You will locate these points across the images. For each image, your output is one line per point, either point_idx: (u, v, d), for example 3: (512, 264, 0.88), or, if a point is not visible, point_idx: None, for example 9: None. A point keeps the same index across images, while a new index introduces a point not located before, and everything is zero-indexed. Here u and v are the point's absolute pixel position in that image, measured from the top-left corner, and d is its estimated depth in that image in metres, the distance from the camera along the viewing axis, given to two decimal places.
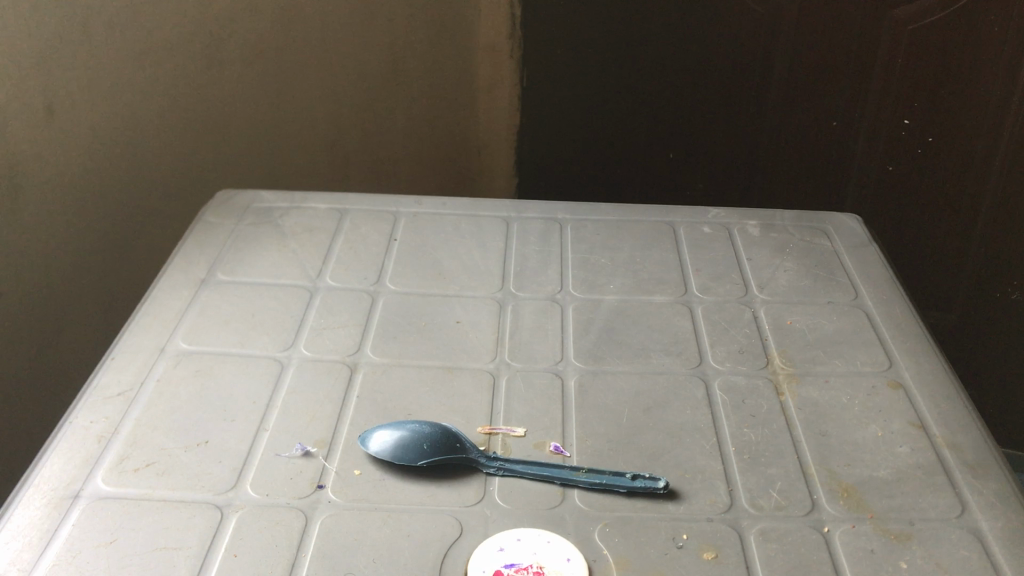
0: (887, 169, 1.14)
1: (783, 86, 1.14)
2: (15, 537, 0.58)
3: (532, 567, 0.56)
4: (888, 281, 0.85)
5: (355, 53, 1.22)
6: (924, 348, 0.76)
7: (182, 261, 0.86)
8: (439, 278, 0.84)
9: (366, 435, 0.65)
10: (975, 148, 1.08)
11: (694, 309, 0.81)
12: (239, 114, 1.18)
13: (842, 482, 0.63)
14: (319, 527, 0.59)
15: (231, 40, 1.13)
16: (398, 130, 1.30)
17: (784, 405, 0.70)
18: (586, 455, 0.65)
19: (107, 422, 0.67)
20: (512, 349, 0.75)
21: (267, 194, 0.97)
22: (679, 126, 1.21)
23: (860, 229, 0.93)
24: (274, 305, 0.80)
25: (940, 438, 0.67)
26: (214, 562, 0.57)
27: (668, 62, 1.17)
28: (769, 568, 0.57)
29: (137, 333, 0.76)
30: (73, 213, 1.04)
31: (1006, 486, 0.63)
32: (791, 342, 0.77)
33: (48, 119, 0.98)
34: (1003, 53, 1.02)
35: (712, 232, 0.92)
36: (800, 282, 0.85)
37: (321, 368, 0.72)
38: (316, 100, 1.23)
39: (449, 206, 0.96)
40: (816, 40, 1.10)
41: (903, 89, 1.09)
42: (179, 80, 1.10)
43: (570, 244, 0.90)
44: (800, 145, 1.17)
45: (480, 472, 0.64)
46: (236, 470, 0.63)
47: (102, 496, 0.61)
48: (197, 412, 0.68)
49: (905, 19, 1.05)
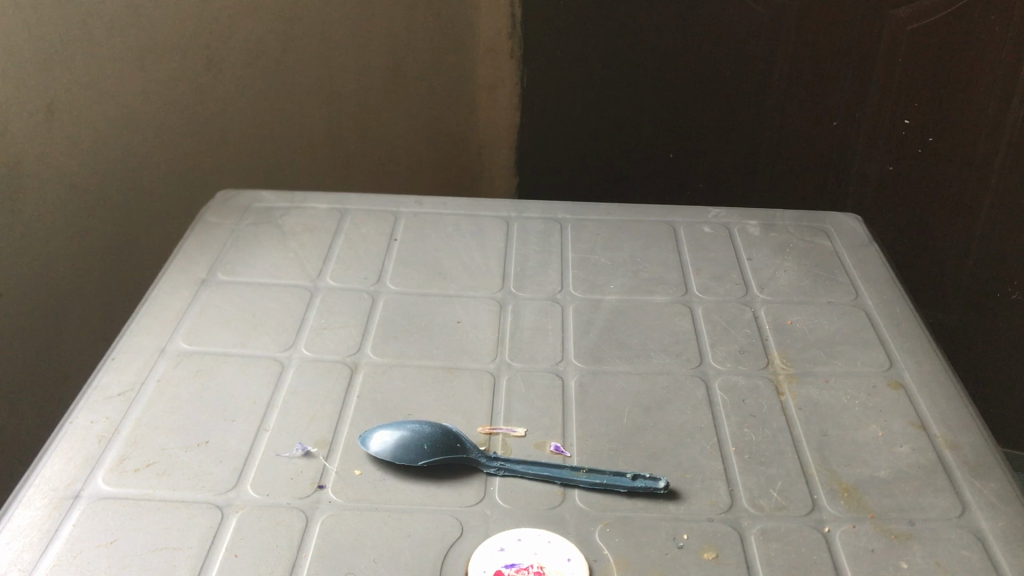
0: (887, 169, 1.14)
1: (783, 85, 1.14)
2: (15, 537, 0.58)
3: (533, 567, 0.56)
4: (888, 281, 0.85)
5: (355, 53, 1.22)
6: (924, 348, 0.76)
7: (182, 261, 0.86)
8: (440, 278, 0.84)
9: (366, 435, 0.65)
10: (975, 148, 1.08)
11: (694, 309, 0.81)
12: (239, 114, 1.18)
13: (843, 482, 0.63)
14: (319, 527, 0.59)
15: (230, 41, 1.13)
16: (398, 130, 1.30)
17: (785, 405, 0.70)
18: (586, 455, 0.65)
19: (107, 422, 0.67)
20: (513, 349, 0.75)
21: (267, 194, 0.97)
22: (679, 126, 1.21)
23: (860, 229, 0.93)
24: (274, 305, 0.80)
25: (940, 438, 0.67)
26: (214, 562, 0.57)
27: (668, 61, 1.16)
28: (769, 568, 0.57)
29: (138, 333, 0.76)
30: (73, 213, 1.04)
31: (1006, 486, 0.63)
32: (791, 342, 0.77)
33: (49, 120, 0.99)
34: (1004, 53, 1.02)
35: (712, 232, 0.92)
36: (800, 282, 0.85)
37: (321, 368, 0.72)
38: (316, 100, 1.23)
39: (449, 206, 0.96)
40: (816, 40, 1.10)
41: (903, 89, 1.09)
42: (179, 80, 1.10)
43: (570, 244, 0.90)
44: (800, 145, 1.17)
45: (480, 472, 0.64)
46: (236, 470, 0.63)
47: (102, 496, 0.61)
48: (197, 413, 0.68)
49: (905, 19, 1.05)
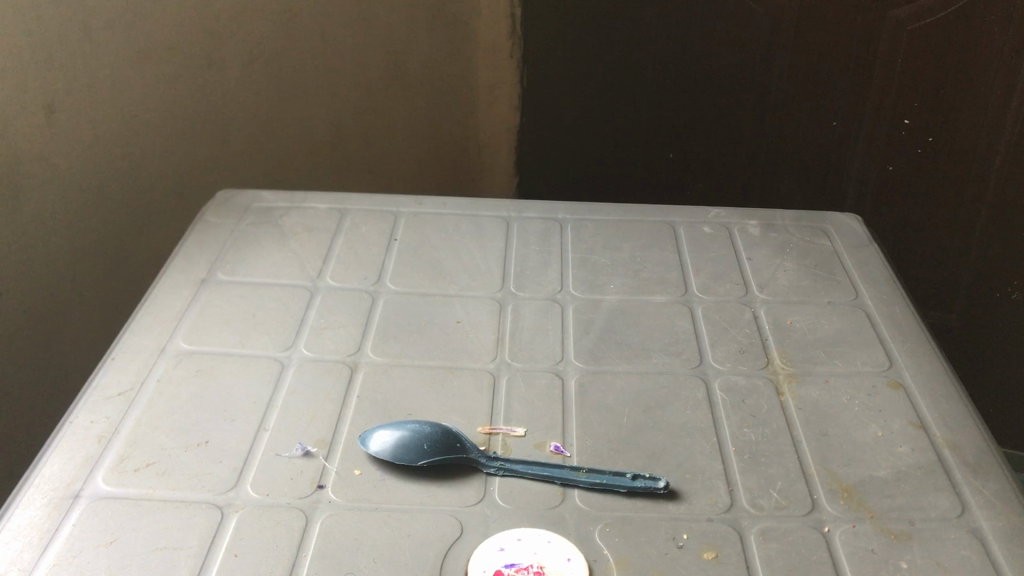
0: (887, 169, 1.14)
1: (783, 85, 1.14)
2: (15, 537, 0.58)
3: (533, 567, 0.56)
4: (888, 281, 0.85)
5: (355, 53, 1.22)
6: (924, 348, 0.76)
7: (182, 261, 0.86)
8: (440, 278, 0.84)
9: (366, 435, 0.65)
10: (975, 147, 1.08)
11: (694, 309, 0.81)
12: (240, 114, 1.18)
13: (843, 482, 0.63)
14: (319, 527, 0.59)
15: (230, 41, 1.13)
16: (398, 130, 1.30)
17: (784, 405, 0.70)
18: (586, 455, 0.65)
19: (107, 422, 0.67)
20: (513, 349, 0.75)
21: (267, 194, 0.97)
22: (678, 126, 1.21)
23: (861, 229, 0.93)
24: (274, 305, 0.80)
25: (939, 438, 0.67)
26: (214, 562, 0.57)
27: (669, 62, 1.16)
28: (769, 568, 0.57)
29: (138, 333, 0.76)
30: (73, 213, 1.04)
31: (1006, 486, 0.63)
32: (791, 342, 0.77)
33: (49, 119, 0.99)
34: (1004, 53, 1.02)
35: (712, 232, 0.92)
36: (800, 282, 0.85)
37: (321, 368, 0.72)
38: (316, 101, 1.23)
39: (449, 206, 0.96)
40: (816, 40, 1.10)
41: (903, 89, 1.09)
42: (179, 80, 1.11)
43: (570, 244, 0.90)
44: (801, 146, 1.17)
45: (480, 472, 0.64)
46: (236, 470, 0.63)
47: (102, 496, 0.61)
48: (197, 412, 0.68)
49: (905, 19, 1.05)
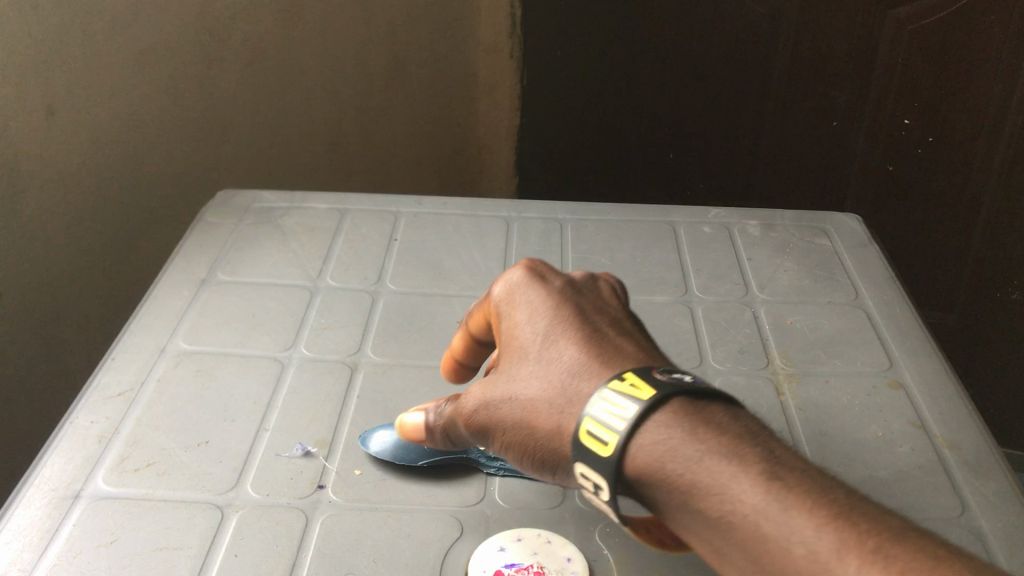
0: (887, 168, 1.14)
1: (783, 84, 1.14)
2: (15, 537, 0.58)
3: (533, 567, 0.56)
4: (888, 281, 0.85)
5: (356, 51, 1.22)
6: (923, 348, 0.76)
7: (182, 261, 0.86)
8: (440, 278, 0.84)
9: (366, 435, 0.65)
10: (974, 149, 1.08)
11: (694, 309, 0.81)
12: (241, 114, 1.18)
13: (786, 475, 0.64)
14: (319, 527, 0.59)
15: (231, 41, 1.13)
16: (397, 129, 1.31)
17: (785, 404, 0.70)
18: None
19: (107, 422, 0.67)
20: None
21: (267, 194, 0.97)
22: (678, 126, 1.21)
23: (860, 228, 0.93)
24: (273, 304, 0.80)
25: (939, 438, 0.67)
26: (214, 562, 0.57)
27: (668, 62, 1.16)
28: None
29: (138, 333, 0.76)
30: (73, 212, 1.04)
31: (1006, 486, 0.63)
32: (791, 342, 0.77)
33: (49, 120, 0.99)
34: (1004, 55, 1.01)
35: (711, 232, 0.92)
36: (800, 281, 0.85)
37: (322, 368, 0.72)
38: (315, 99, 1.23)
39: (449, 206, 0.96)
40: (816, 40, 1.09)
41: (903, 90, 1.09)
42: (179, 80, 1.11)
43: (571, 243, 0.90)
44: (800, 145, 1.17)
45: (480, 472, 0.63)
46: (236, 470, 0.63)
47: (103, 496, 0.61)
48: (197, 413, 0.68)
49: (906, 18, 1.04)
